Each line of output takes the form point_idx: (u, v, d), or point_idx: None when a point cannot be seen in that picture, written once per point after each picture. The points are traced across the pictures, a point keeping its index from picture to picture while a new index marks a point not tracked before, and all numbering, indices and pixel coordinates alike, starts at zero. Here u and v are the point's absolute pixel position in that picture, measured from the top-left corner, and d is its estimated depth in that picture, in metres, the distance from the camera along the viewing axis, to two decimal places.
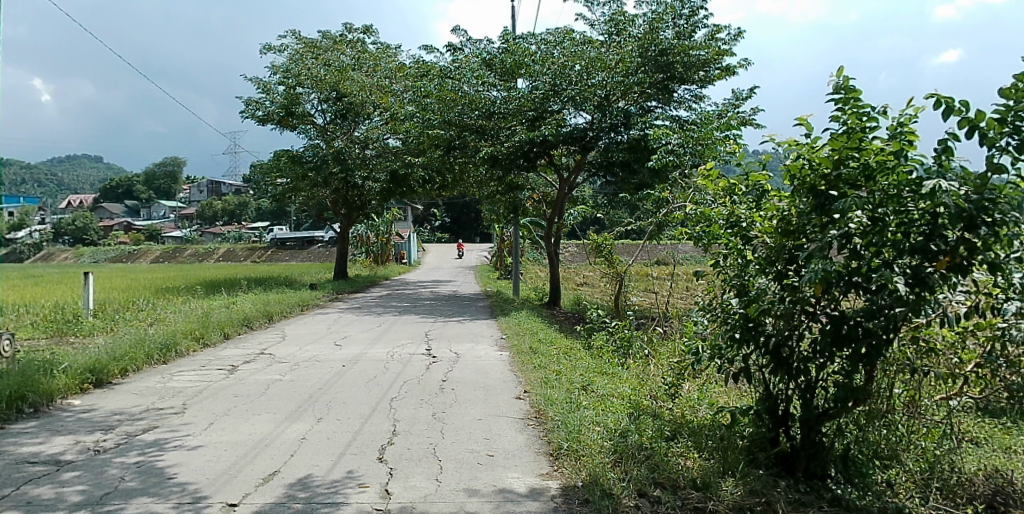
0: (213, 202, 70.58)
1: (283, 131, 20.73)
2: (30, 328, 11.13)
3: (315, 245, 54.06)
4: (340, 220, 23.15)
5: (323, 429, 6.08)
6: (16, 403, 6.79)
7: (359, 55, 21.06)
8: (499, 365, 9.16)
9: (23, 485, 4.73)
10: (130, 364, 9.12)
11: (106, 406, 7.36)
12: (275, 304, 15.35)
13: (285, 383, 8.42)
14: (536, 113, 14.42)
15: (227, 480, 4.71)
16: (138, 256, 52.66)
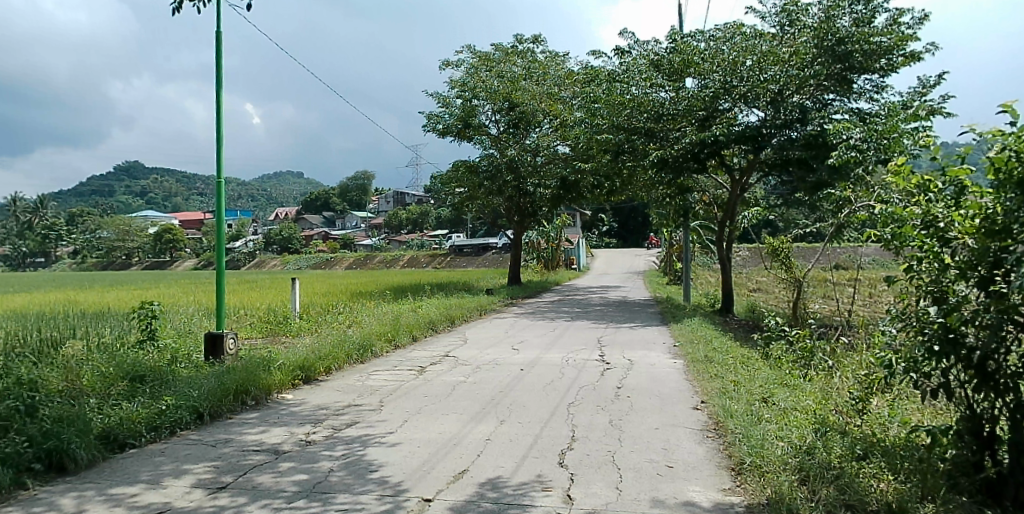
0: (398, 213, 75.87)
1: (460, 143, 21.80)
2: (250, 328, 12.76)
3: (490, 252, 56.32)
4: (513, 227, 23.87)
5: (506, 431, 6.45)
6: (242, 395, 7.89)
7: (530, 64, 21.79)
8: (675, 373, 9.10)
9: (249, 472, 5.53)
10: (333, 363, 10.20)
11: (313, 401, 8.32)
12: (456, 309, 16.29)
13: (469, 385, 9.00)
14: (706, 113, 14.30)
15: (422, 476, 5.19)
16: (335, 264, 57.82)
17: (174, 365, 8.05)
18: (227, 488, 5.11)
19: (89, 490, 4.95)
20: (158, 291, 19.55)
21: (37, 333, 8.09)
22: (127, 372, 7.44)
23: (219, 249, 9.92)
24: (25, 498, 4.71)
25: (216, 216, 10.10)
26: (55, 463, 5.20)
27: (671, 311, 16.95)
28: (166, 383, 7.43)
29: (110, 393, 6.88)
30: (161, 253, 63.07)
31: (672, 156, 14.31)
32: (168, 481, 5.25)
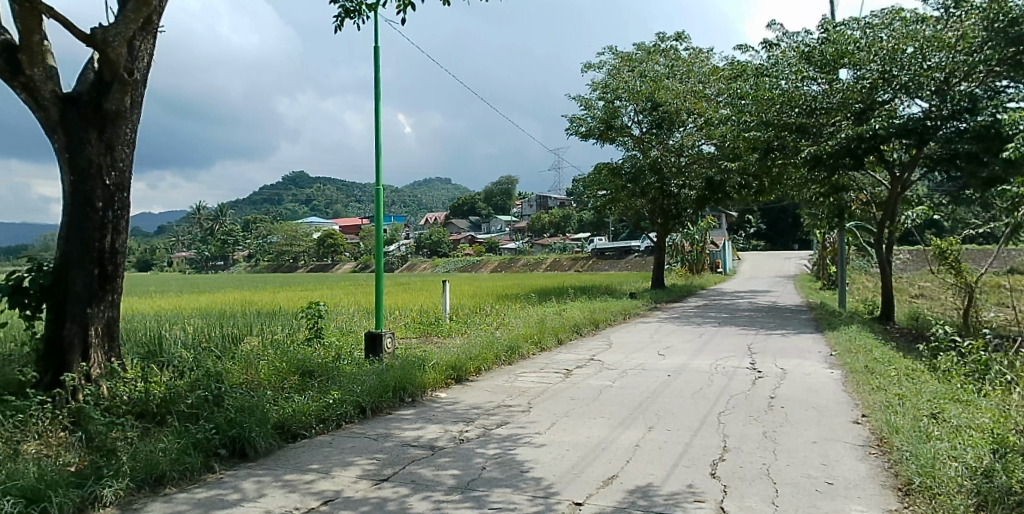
0: (542, 216, 76.83)
1: (602, 145, 21.73)
2: (405, 328, 13.46)
3: (633, 255, 55.64)
4: (657, 229, 23.41)
5: (656, 438, 6.35)
6: (400, 392, 8.35)
7: (673, 63, 21.33)
8: (833, 384, 8.52)
9: (409, 465, 5.85)
10: (483, 363, 10.53)
11: (466, 400, 8.63)
12: (600, 312, 16.24)
13: (616, 390, 8.94)
14: (864, 105, 13.33)
15: (572, 479, 5.24)
16: (481, 266, 59.64)
17: (338, 362, 8.63)
18: (389, 480, 5.43)
19: (269, 475, 5.45)
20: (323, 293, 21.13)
21: (221, 329, 8.93)
22: (298, 367, 8.10)
23: (376, 252, 10.55)
24: (216, 479, 5.28)
25: (375, 221, 10.76)
26: (237, 450, 5.74)
27: (826, 317, 15.91)
28: (331, 379, 8.00)
29: (283, 386, 7.48)
30: (325, 256, 67.74)
31: (827, 154, 13.31)
32: (336, 471, 5.66)
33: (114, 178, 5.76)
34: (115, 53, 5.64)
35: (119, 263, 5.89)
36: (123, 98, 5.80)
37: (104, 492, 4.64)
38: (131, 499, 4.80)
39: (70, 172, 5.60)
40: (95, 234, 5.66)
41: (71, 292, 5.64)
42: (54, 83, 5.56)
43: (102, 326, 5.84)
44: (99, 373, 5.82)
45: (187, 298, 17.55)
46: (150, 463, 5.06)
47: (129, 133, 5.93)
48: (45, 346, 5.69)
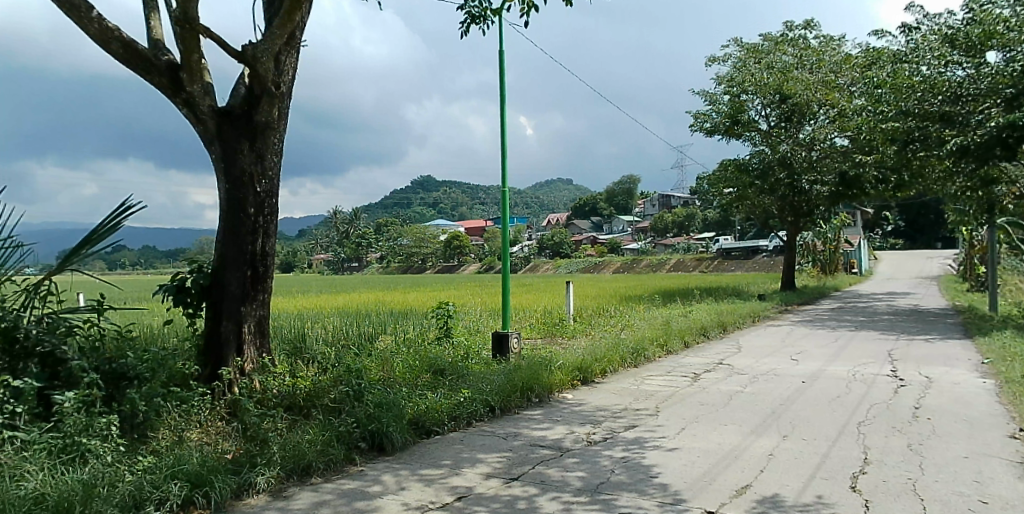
0: (664, 216, 75.14)
1: (728, 141, 20.92)
2: (530, 329, 13.53)
3: (760, 256, 53.20)
4: (787, 228, 22.21)
5: (792, 447, 5.97)
6: (527, 392, 8.37)
7: (802, 52, 20.23)
8: (988, 394, 7.70)
9: (537, 465, 5.82)
10: (609, 365, 10.38)
11: (593, 402, 8.52)
12: (728, 314, 15.61)
13: (747, 395, 8.52)
14: (1016, 90, 11.99)
15: (702, 487, 5.01)
16: (602, 268, 59.19)
17: (467, 361, 8.78)
18: (518, 479, 5.42)
19: (405, 469, 5.59)
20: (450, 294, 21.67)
21: (358, 328, 9.32)
22: (430, 365, 8.30)
23: (503, 254, 10.66)
24: (356, 472, 5.48)
25: (501, 222, 10.90)
26: (376, 444, 5.94)
27: (979, 321, 14.47)
28: (462, 377, 8.14)
29: (417, 384, 7.70)
30: (451, 258, 69.62)
31: (974, 143, 12.03)
32: (466, 467, 5.73)
33: (264, 186, 6.14)
34: (264, 69, 5.99)
35: (270, 265, 6.27)
36: (271, 110, 6.15)
37: (257, 479, 4.94)
38: (281, 486, 5.07)
39: (226, 181, 6.02)
40: (248, 238, 6.05)
41: (227, 292, 6.06)
42: (211, 99, 5.99)
43: (255, 323, 6.22)
44: (253, 367, 6.21)
45: (325, 298, 18.54)
46: (298, 454, 5.33)
47: (276, 144, 6.29)
48: (206, 342, 6.14)
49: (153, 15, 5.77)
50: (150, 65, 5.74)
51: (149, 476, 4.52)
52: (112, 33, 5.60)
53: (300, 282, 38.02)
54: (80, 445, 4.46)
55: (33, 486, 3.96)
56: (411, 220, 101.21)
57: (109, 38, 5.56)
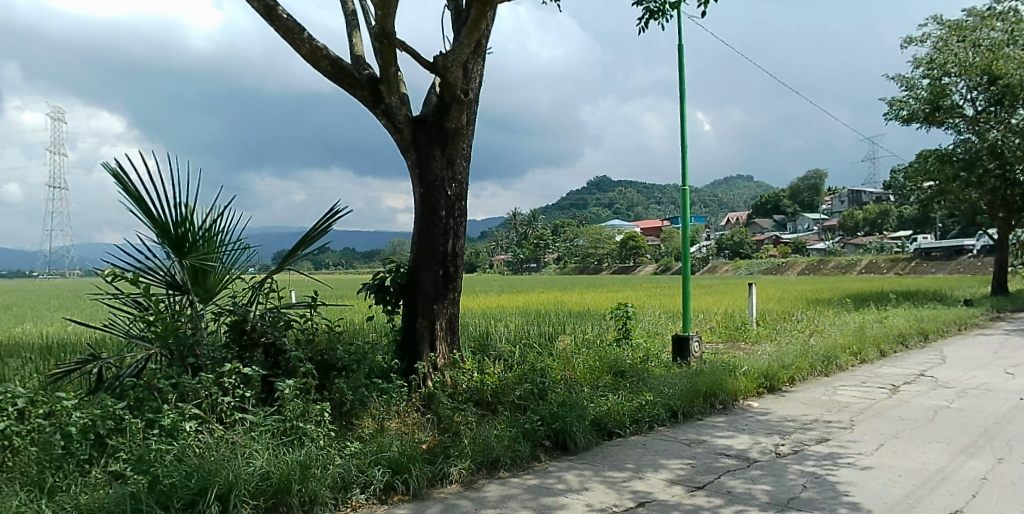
0: (854, 213, 69.24)
1: (929, 130, 18.81)
2: (710, 332, 13.03)
3: (967, 256, 47.40)
4: (999, 225, 19.49)
5: (1012, 472, 5.27)
6: (710, 398, 8.03)
7: (1016, 26, 17.66)
8: None
9: (721, 475, 5.55)
10: (797, 373, 9.70)
11: (779, 411, 8.00)
12: (930, 321, 14.03)
13: (956, 412, 7.58)
14: None
15: (907, 511, 4.56)
16: (786, 268, 55.78)
17: (647, 363, 8.62)
18: (703, 489, 5.20)
19: (589, 470, 5.56)
20: (626, 294, 21.46)
21: (539, 327, 9.50)
22: (610, 367, 8.25)
23: (683, 254, 10.36)
24: (542, 469, 5.55)
25: (681, 221, 10.61)
26: (560, 443, 5.98)
27: None
28: (643, 380, 7.99)
29: (598, 385, 7.67)
30: (626, 258, 68.94)
31: None
32: (648, 472, 5.59)
33: (454, 189, 6.42)
34: (453, 77, 6.23)
35: (459, 265, 6.53)
36: (460, 116, 6.41)
37: (450, 470, 5.15)
38: (472, 478, 5.25)
39: (421, 186, 6.38)
40: (440, 239, 6.36)
41: (421, 290, 6.40)
42: (406, 108, 6.34)
43: (446, 321, 6.52)
44: (444, 362, 6.51)
45: (503, 298, 19.12)
46: (487, 448, 5.49)
47: (465, 148, 6.55)
48: (403, 338, 6.54)
49: (355, 32, 6.18)
50: (353, 80, 6.18)
51: (356, 460, 4.88)
52: (322, 51, 6.08)
53: (488, 283, 39.77)
54: (298, 428, 4.88)
55: (259, 463, 4.37)
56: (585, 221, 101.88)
57: (318, 57, 6.03)
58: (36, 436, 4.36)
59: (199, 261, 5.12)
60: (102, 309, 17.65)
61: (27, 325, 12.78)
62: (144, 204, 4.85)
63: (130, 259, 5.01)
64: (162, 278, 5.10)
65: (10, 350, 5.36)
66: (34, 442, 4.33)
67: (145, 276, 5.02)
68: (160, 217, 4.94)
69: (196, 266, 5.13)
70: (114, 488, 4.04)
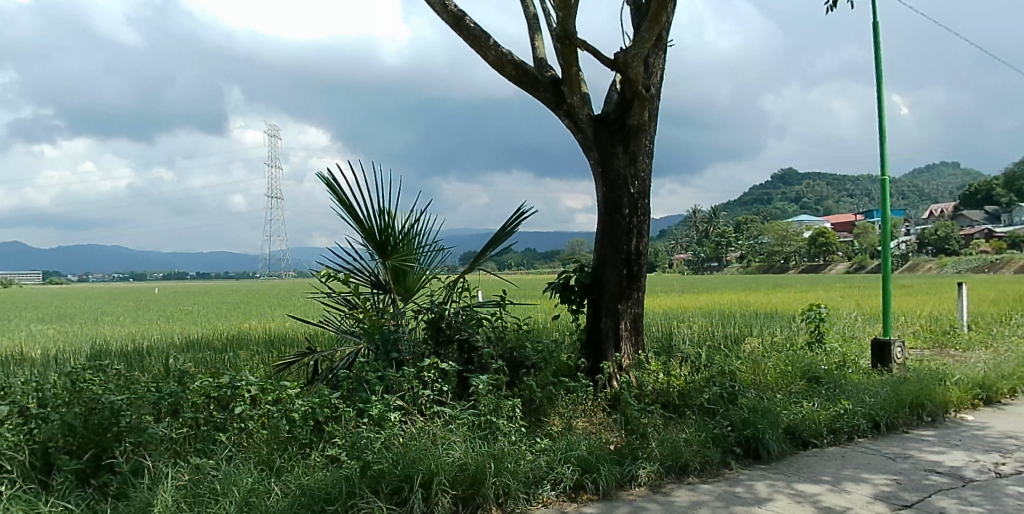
0: None
1: None
2: (913, 336, 11.78)
3: None
4: None
5: None
6: (917, 409, 7.23)
7: None
8: None
9: (931, 493, 4.98)
10: (1021, 384, 8.49)
11: (1001, 427, 7.04)
12: None
13: None
14: None
15: None
16: (999, 266, 49.36)
17: (844, 369, 7.95)
18: (911, 508, 4.69)
19: (782, 480, 5.21)
20: (816, 295, 20.00)
21: (723, 328, 9.10)
22: (803, 372, 7.70)
23: (883, 250, 9.45)
24: (732, 477, 5.28)
25: (882, 215, 9.70)
26: (752, 450, 5.66)
27: None
28: (841, 387, 7.37)
29: (791, 391, 7.20)
30: (816, 257, 63.94)
31: None
32: (848, 486, 5.13)
33: (637, 187, 6.32)
34: (634, 73, 6.14)
35: (643, 264, 6.41)
36: (642, 113, 6.30)
37: (639, 472, 5.04)
38: (660, 482, 5.11)
39: (604, 184, 6.35)
40: (624, 238, 6.29)
41: (605, 290, 6.36)
42: (588, 107, 6.34)
43: (630, 320, 6.41)
44: (630, 363, 6.41)
45: (678, 299, 18.61)
46: (675, 451, 5.31)
47: (648, 145, 6.43)
48: (588, 337, 6.54)
49: (537, 35, 6.27)
50: (537, 83, 6.28)
51: (545, 457, 4.94)
52: (507, 57, 6.23)
53: (673, 283, 38.55)
54: (491, 423, 5.02)
55: (458, 454, 4.54)
56: (768, 216, 96.43)
57: (504, 63, 6.18)
58: (265, 419, 4.64)
59: (400, 262, 5.45)
60: (317, 307, 19.37)
61: (252, 321, 14.30)
62: (353, 210, 5.20)
63: (341, 261, 5.44)
64: (367, 278, 5.51)
65: (241, 343, 6.00)
66: (263, 425, 4.61)
67: (354, 276, 5.46)
68: (366, 221, 5.29)
69: (398, 267, 5.47)
70: (331, 471, 4.34)
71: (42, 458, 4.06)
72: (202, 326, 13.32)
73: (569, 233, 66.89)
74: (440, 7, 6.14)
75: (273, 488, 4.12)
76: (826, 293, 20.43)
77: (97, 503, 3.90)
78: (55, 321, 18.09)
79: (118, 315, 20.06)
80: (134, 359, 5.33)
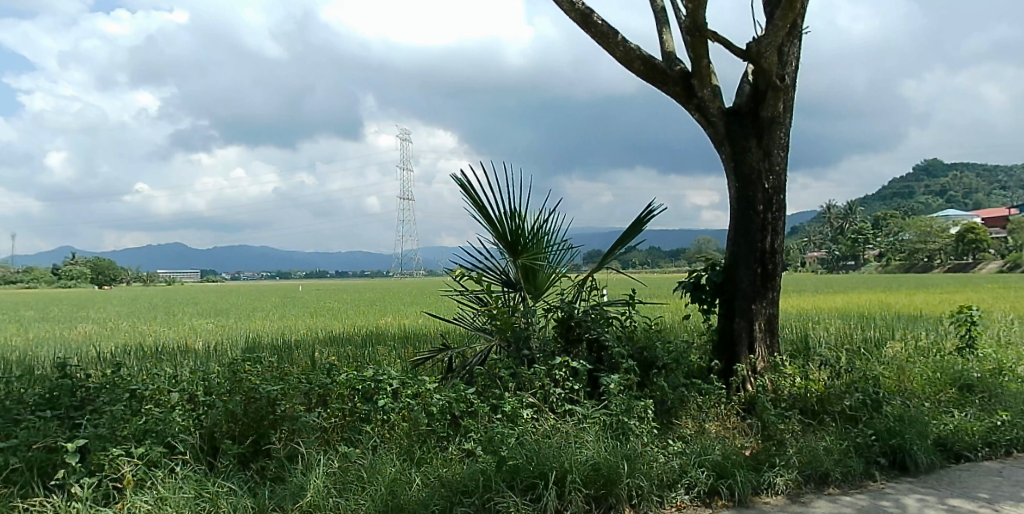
0: None
1: None
2: None
3: None
4: None
5: None
6: None
7: None
8: None
9: None
10: None
11: None
12: None
13: None
14: None
15: None
16: None
17: (1003, 377, 7.24)
18: None
19: (933, 495, 4.81)
20: (971, 295, 18.40)
21: (862, 331, 8.55)
22: (954, 380, 7.10)
23: None
24: (877, 489, 4.93)
25: None
26: (898, 461, 5.27)
27: None
28: (998, 398, 6.73)
29: (940, 400, 6.68)
30: (961, 255, 58.83)
31: None
32: (1010, 505, 4.66)
33: (772, 181, 6.08)
34: (768, 63, 5.88)
35: (779, 263, 6.14)
36: (777, 104, 6.03)
37: (776, 480, 4.80)
38: (800, 491, 4.83)
39: (737, 180, 6.14)
40: (758, 235, 6.05)
41: (739, 289, 6.15)
42: (720, 100, 6.14)
43: (765, 321, 6.15)
44: (765, 366, 6.15)
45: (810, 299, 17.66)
46: (814, 460, 5.03)
47: (784, 138, 6.15)
48: (720, 338, 6.34)
49: (665, 28, 6.14)
50: (666, 77, 6.15)
51: (678, 459, 4.80)
52: (635, 52, 6.13)
53: (804, 283, 36.54)
54: (624, 424, 4.93)
55: (591, 453, 4.50)
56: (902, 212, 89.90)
57: (632, 58, 6.09)
58: (405, 412, 4.79)
59: (530, 260, 5.49)
60: (448, 306, 19.99)
61: (388, 318, 14.95)
62: (485, 210, 5.30)
63: (474, 260, 5.58)
64: (498, 277, 5.63)
65: (379, 339, 6.26)
66: (404, 417, 4.80)
67: (486, 275, 5.60)
68: (497, 221, 5.38)
69: (528, 265, 5.50)
70: (467, 464, 4.41)
71: (208, 441, 4.42)
72: (343, 322, 14.04)
73: (689, 232, 65.49)
74: (567, 6, 6.15)
75: (414, 479, 4.23)
76: (985, 294, 18.69)
77: (257, 485, 4.16)
78: (215, 315, 19.68)
79: (267, 310, 21.49)
80: (284, 352, 5.69)
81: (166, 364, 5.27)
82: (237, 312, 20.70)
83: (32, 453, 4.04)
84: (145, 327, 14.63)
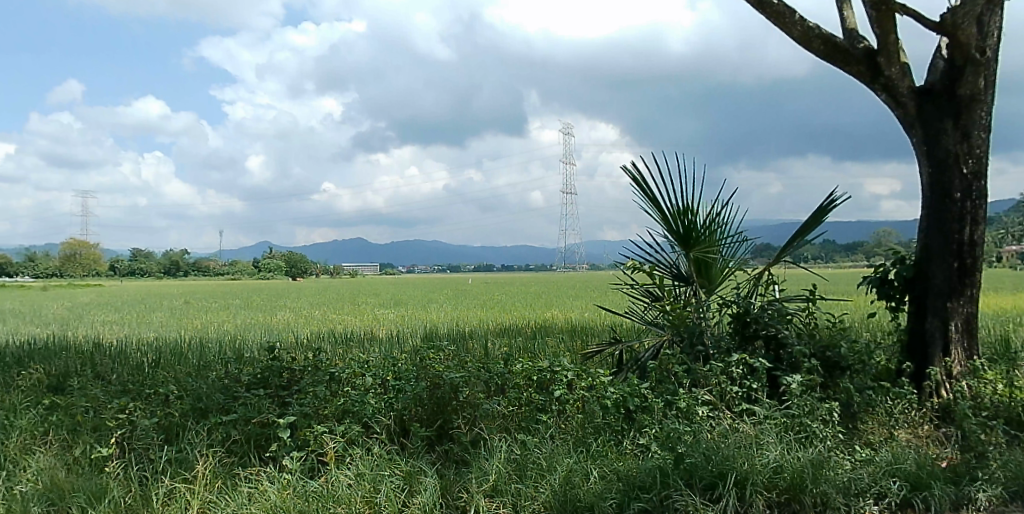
0: None
1: None
2: None
3: None
4: None
5: None
6: None
7: None
8: None
9: None
10: None
11: None
12: None
13: None
14: None
15: None
16: None
17: None
18: None
19: None
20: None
21: None
22: None
23: None
24: None
25: None
26: None
27: None
28: None
29: None
30: None
31: None
32: None
33: (971, 166, 5.53)
34: (965, 36, 5.40)
35: (980, 256, 5.59)
36: (977, 80, 5.49)
37: (979, 495, 4.28)
38: (1008, 509, 4.28)
39: (930, 165, 5.65)
40: (954, 226, 5.54)
41: (932, 284, 5.66)
42: (909, 79, 5.68)
43: (963, 321, 5.62)
44: (963, 370, 5.61)
45: (1012, 297, 15.80)
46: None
47: (984, 117, 5.60)
48: (910, 338, 5.86)
49: (847, 4, 5.75)
50: (848, 56, 5.76)
51: (868, 467, 4.44)
52: (814, 31, 5.80)
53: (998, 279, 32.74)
54: (808, 426, 4.67)
55: (773, 455, 4.29)
56: None
57: (810, 38, 5.76)
58: (579, 403, 4.88)
59: (702, 254, 5.39)
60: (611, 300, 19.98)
61: (552, 310, 15.20)
62: (657, 203, 5.23)
63: (645, 253, 5.57)
64: (669, 271, 5.57)
65: (548, 330, 6.39)
66: (579, 410, 4.84)
67: (657, 268, 5.54)
68: (669, 214, 5.32)
69: (700, 258, 5.42)
70: (643, 459, 4.36)
71: (399, 424, 4.70)
72: (511, 314, 14.49)
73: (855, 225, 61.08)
74: None
75: (591, 471, 4.23)
76: None
77: (442, 467, 4.36)
78: (391, 306, 20.99)
79: (438, 302, 22.63)
80: (460, 341, 5.95)
81: (355, 350, 5.69)
82: (411, 303, 21.96)
83: (250, 427, 4.52)
84: (334, 316, 15.93)
